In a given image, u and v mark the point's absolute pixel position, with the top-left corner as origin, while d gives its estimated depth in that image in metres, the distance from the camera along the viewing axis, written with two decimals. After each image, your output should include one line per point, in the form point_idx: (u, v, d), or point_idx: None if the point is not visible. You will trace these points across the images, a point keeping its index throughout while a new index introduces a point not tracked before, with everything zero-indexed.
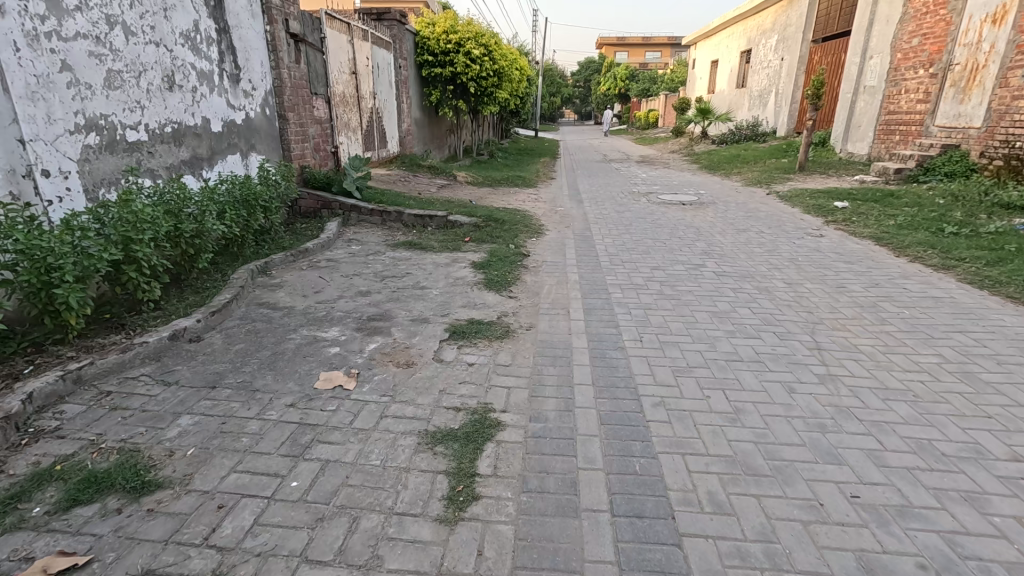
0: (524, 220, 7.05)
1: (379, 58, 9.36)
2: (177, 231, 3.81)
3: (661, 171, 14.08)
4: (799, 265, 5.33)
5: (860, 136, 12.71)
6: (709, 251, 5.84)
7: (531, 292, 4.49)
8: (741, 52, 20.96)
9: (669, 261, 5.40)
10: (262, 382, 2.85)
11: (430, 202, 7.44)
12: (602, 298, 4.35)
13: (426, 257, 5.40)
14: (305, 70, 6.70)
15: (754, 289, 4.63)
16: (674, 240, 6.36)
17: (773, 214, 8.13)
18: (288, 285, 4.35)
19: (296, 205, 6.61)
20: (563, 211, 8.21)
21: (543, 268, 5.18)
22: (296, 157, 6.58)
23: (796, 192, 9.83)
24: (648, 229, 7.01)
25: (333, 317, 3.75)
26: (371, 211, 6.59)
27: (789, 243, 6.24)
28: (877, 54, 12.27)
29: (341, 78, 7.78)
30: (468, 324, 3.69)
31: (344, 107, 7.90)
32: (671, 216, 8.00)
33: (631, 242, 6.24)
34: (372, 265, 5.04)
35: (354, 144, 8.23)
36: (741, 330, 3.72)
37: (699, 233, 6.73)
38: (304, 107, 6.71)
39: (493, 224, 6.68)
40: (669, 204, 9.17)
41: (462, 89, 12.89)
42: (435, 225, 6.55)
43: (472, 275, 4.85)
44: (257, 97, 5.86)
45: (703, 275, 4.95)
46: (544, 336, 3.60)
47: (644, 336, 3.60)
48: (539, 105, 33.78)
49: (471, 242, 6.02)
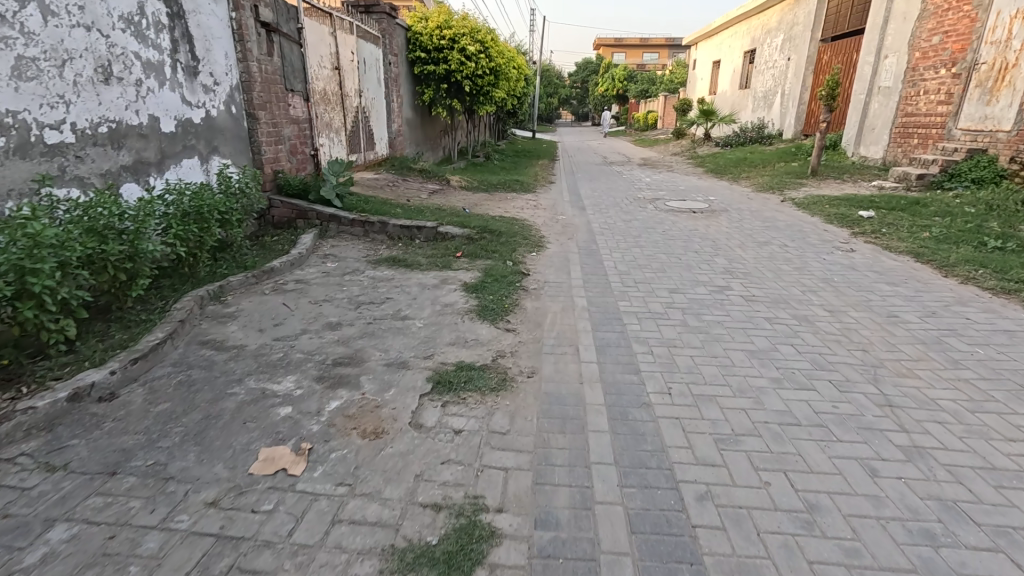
0: (523, 231, 6.38)
1: (367, 53, 8.67)
2: (100, 254, 3.11)
3: (665, 175, 13.41)
4: (836, 288, 4.68)
5: (875, 139, 12.11)
6: (732, 270, 5.18)
7: (532, 323, 3.82)
8: (745, 51, 20.37)
9: (689, 282, 4.74)
10: (182, 464, 2.16)
11: (419, 211, 6.75)
12: (616, 332, 3.68)
13: (411, 277, 4.71)
14: (279, 64, 6.00)
15: (791, 318, 3.97)
16: (690, 256, 5.70)
17: (792, 223, 7.48)
18: (242, 316, 3.65)
19: (268, 215, 5.91)
20: (565, 220, 7.53)
21: (546, 291, 4.51)
22: (268, 161, 5.87)
23: (814, 199, 9.18)
24: (659, 241, 6.35)
25: (290, 361, 3.06)
26: (351, 221, 5.91)
27: (818, 259, 5.59)
28: (892, 53, 11.66)
29: (322, 73, 7.08)
30: (456, 371, 3.01)
31: (325, 106, 7.19)
32: (682, 226, 7.35)
33: (642, 257, 5.58)
34: (347, 288, 4.35)
35: (336, 146, 7.53)
36: (789, 378, 3.05)
37: (717, 247, 6.08)
38: (278, 105, 6.01)
39: (488, 236, 6.01)
40: (678, 211, 8.53)
41: (457, 88, 12.21)
42: (424, 237, 5.88)
43: (464, 301, 4.17)
44: (220, 93, 5.15)
45: (730, 301, 4.29)
46: (550, 388, 2.92)
47: (673, 387, 2.93)
48: (536, 106, 33.21)
49: (464, 259, 5.34)
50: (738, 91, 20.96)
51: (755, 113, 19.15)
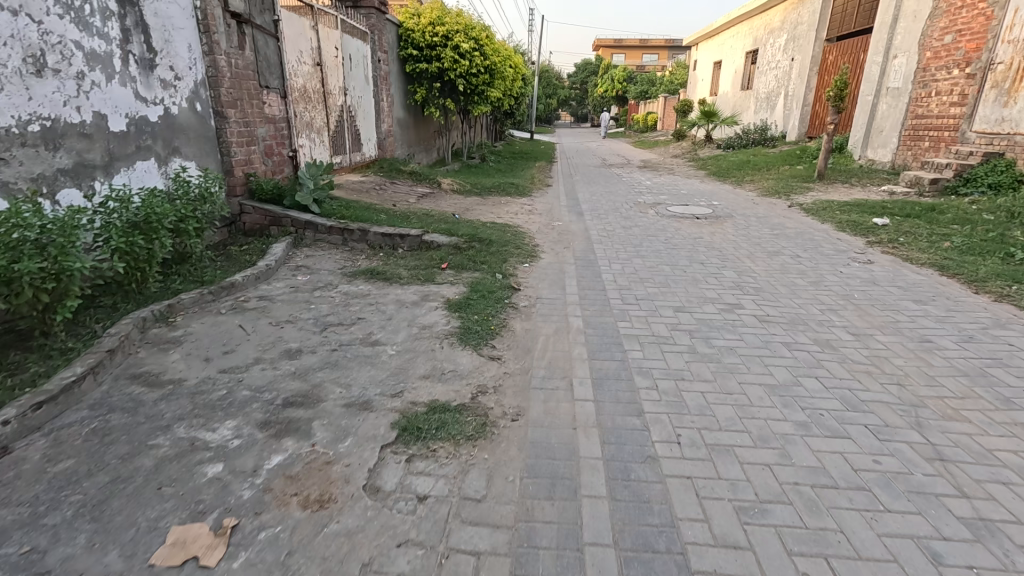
0: (515, 239, 5.94)
1: (353, 49, 8.21)
2: (12, 274, 2.66)
3: (666, 178, 12.97)
4: (858, 307, 4.23)
5: (884, 142, 11.70)
6: (742, 285, 4.73)
7: (520, 350, 3.36)
8: (747, 51, 19.96)
9: (696, 300, 4.29)
10: (66, 550, 1.71)
11: (404, 217, 6.30)
12: (616, 361, 3.23)
13: (389, 293, 4.25)
14: (252, 59, 5.56)
15: (813, 344, 3.52)
16: (696, 268, 5.25)
17: (802, 231, 7.04)
18: (188, 342, 3.19)
19: (238, 221, 5.46)
20: (561, 227, 7.08)
21: (537, 309, 4.07)
22: (239, 164, 5.42)
23: (822, 204, 8.75)
24: (662, 251, 5.90)
25: (233, 401, 2.60)
26: (329, 229, 5.46)
27: (834, 272, 5.15)
28: (902, 53, 11.25)
29: (302, 69, 6.63)
30: (428, 415, 2.56)
31: (305, 104, 6.74)
32: (686, 233, 6.90)
33: (643, 270, 5.13)
34: (316, 306, 3.91)
35: (317, 147, 7.08)
36: (818, 422, 2.60)
37: (725, 258, 5.63)
38: (250, 102, 5.56)
39: (477, 244, 5.54)
40: (681, 217, 8.10)
41: (451, 87, 11.77)
42: (407, 246, 5.43)
43: (446, 322, 3.72)
44: (183, 88, 4.70)
45: (742, 323, 3.84)
46: (537, 436, 2.47)
47: (682, 435, 2.48)
48: (535, 108, 32.82)
49: (449, 271, 4.88)
50: (740, 93, 20.55)
51: (757, 115, 18.73)
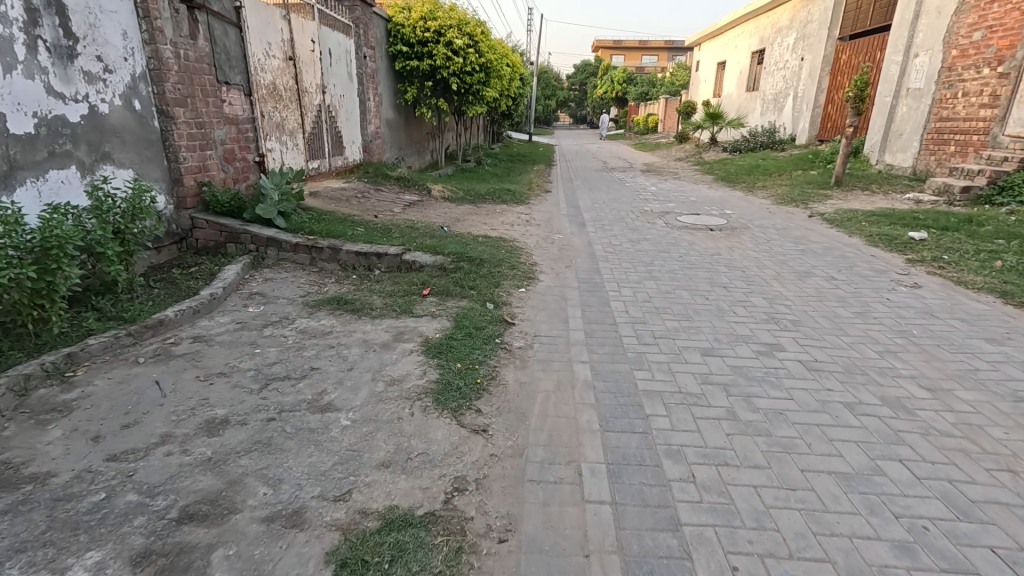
0: (509, 257, 5.23)
1: (333, 43, 7.48)
2: None
3: (673, 183, 12.26)
4: (922, 348, 3.51)
5: (904, 146, 11.03)
6: (777, 317, 4.01)
7: (512, 417, 2.63)
8: (753, 51, 19.30)
9: (725, 340, 3.57)
10: None
11: (385, 231, 5.58)
12: (636, 435, 2.50)
13: (357, 331, 3.52)
14: (208, 51, 4.83)
15: (882, 405, 2.80)
16: (719, 294, 4.54)
17: (830, 246, 6.34)
18: (81, 409, 2.46)
19: (190, 238, 4.74)
20: (562, 241, 6.37)
21: (535, 353, 3.33)
22: (191, 171, 4.69)
23: (846, 214, 8.05)
24: (677, 271, 5.19)
25: (108, 514, 1.86)
26: (294, 247, 4.73)
27: (880, 299, 4.44)
28: (925, 51, 10.58)
29: (271, 64, 5.90)
30: (379, 537, 1.81)
31: (275, 104, 6.00)
32: (702, 248, 6.19)
33: (658, 297, 4.42)
34: (263, 350, 3.17)
35: (289, 151, 6.34)
36: (925, 543, 1.87)
37: (751, 281, 4.91)
38: (205, 99, 4.82)
39: (465, 264, 4.82)
40: (693, 228, 7.40)
41: (444, 86, 11.07)
42: (385, 267, 4.70)
43: (421, 372, 2.99)
44: (115, 83, 3.96)
45: (787, 374, 3.12)
46: (534, 572, 1.73)
47: (739, 570, 1.75)
48: (533, 109, 32.15)
49: (431, 299, 4.16)
50: (745, 94, 19.88)
51: (764, 117, 18.05)
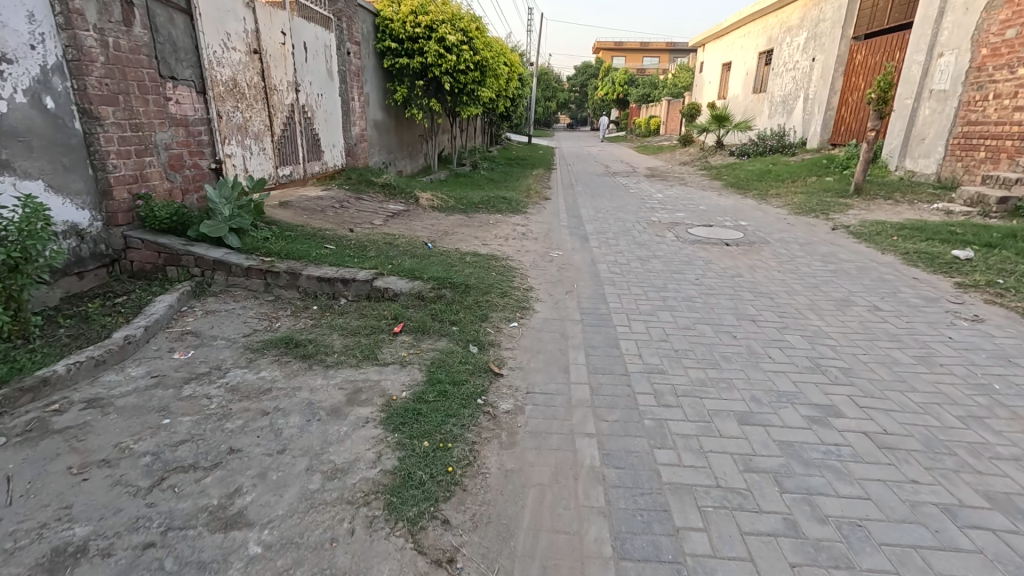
0: (500, 281, 4.52)
1: (309, 37, 6.76)
2: None
3: (679, 190, 11.56)
4: (1015, 412, 2.79)
5: (926, 151, 10.36)
6: (824, 365, 3.29)
7: (493, 535, 1.91)
8: (761, 52, 18.62)
9: (765, 401, 2.84)
10: None
11: (358, 250, 4.87)
12: (664, 569, 1.78)
13: (303, 388, 2.80)
14: (147, 40, 4.11)
15: (991, 508, 2.08)
16: (748, 331, 3.81)
17: (863, 266, 5.63)
18: None
19: (124, 260, 4.03)
20: (561, 259, 5.65)
21: (527, 421, 2.62)
22: (122, 181, 3.95)
23: (873, 226, 7.35)
24: (696, 298, 4.48)
25: None
26: (246, 271, 4.02)
27: (940, 338, 3.73)
28: (950, 50, 9.89)
29: (231, 57, 5.18)
30: None
31: (236, 103, 5.28)
32: (720, 268, 5.46)
33: (677, 336, 3.69)
34: (174, 421, 2.44)
35: (253, 156, 5.62)
36: None
37: (783, 313, 4.19)
38: (142, 96, 4.09)
39: (446, 290, 4.11)
40: (707, 242, 6.69)
41: (436, 86, 10.36)
42: (352, 295, 3.99)
43: (375, 456, 2.26)
44: (16, 75, 3.25)
45: (854, 456, 2.39)
46: None
47: None
48: (533, 110, 31.44)
49: (402, 339, 3.45)
50: (752, 96, 19.19)
51: (772, 119, 17.36)
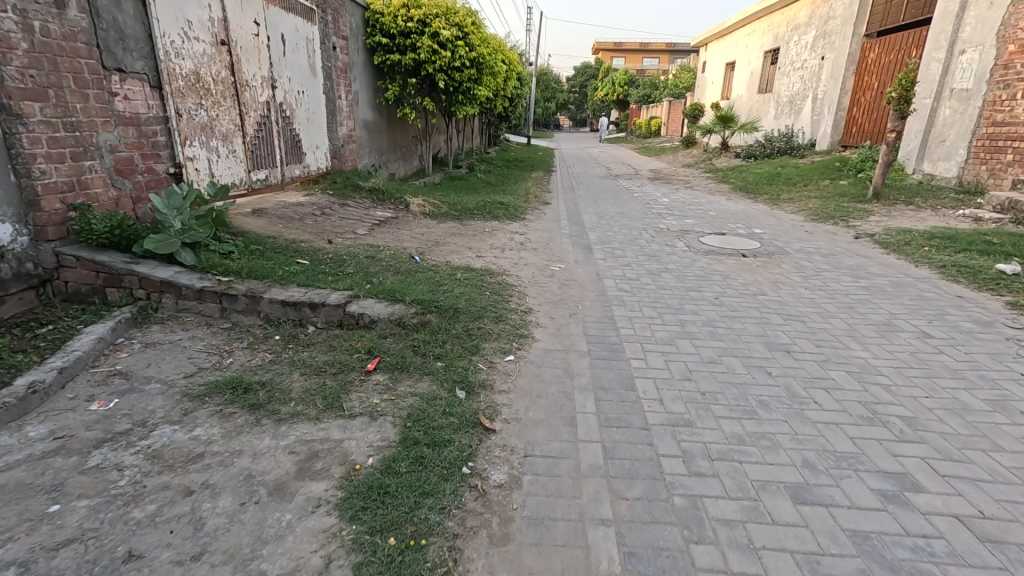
0: (494, 303, 3.96)
1: (288, 28, 6.19)
2: None
3: (686, 193, 11.04)
4: None
5: (947, 153, 9.84)
6: (882, 414, 2.73)
7: None
8: (767, 51, 18.09)
9: (822, 469, 2.28)
10: None
11: (335, 266, 4.32)
12: None
13: (243, 454, 2.23)
14: (85, 26, 3.54)
15: None
16: (784, 367, 3.25)
17: (898, 281, 5.09)
18: None
19: (56, 280, 3.46)
20: (563, 273, 5.10)
21: (525, 502, 2.05)
22: (53, 189, 3.38)
23: (900, 235, 6.81)
24: (718, 323, 3.92)
25: None
26: (198, 293, 3.46)
27: (1010, 375, 3.17)
28: (973, 47, 9.36)
29: (193, 47, 4.61)
30: None
31: (199, 99, 4.72)
32: (740, 284, 4.91)
33: (701, 373, 3.13)
34: (65, 508, 1.87)
35: (220, 159, 5.06)
36: None
37: (821, 342, 3.63)
38: (79, 90, 3.51)
39: (431, 315, 3.54)
40: (723, 253, 6.14)
41: (429, 84, 9.80)
42: (321, 322, 3.44)
43: (322, 566, 1.69)
44: None
45: (953, 556, 1.82)
46: None
47: None
48: (532, 110, 30.87)
49: (376, 379, 2.89)
50: (757, 97, 18.68)
51: (779, 120, 16.85)
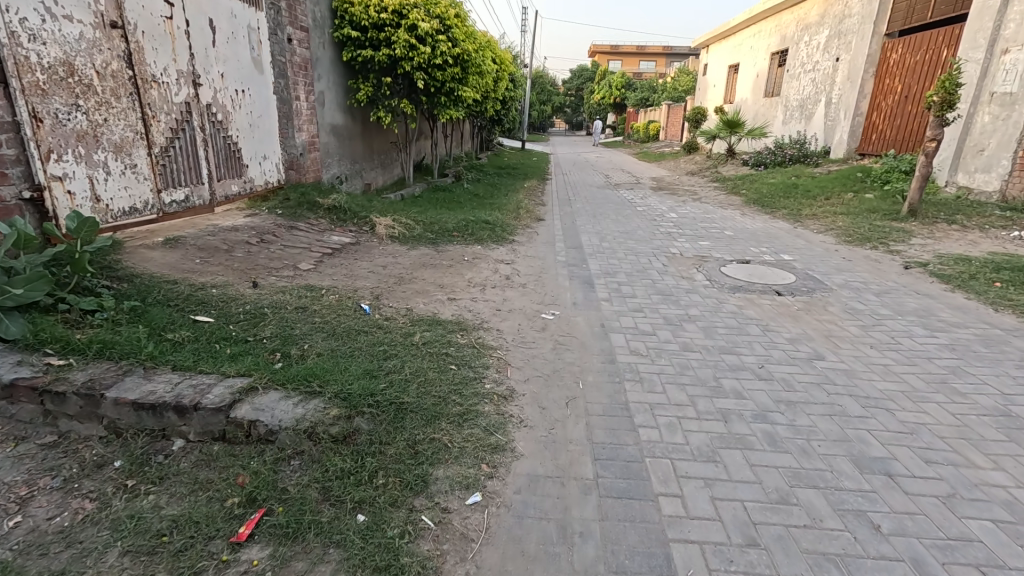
0: (459, 388, 2.80)
1: (219, 13, 5.04)
2: None
3: (696, 207, 9.94)
4: None
5: (986, 164, 8.79)
6: None
7: None
8: (773, 52, 17.08)
9: None
10: None
11: (247, 326, 3.15)
12: None
13: None
14: None
15: None
16: (899, 513, 2.11)
17: (987, 336, 3.97)
18: None
19: None
20: (559, 324, 3.97)
21: None
22: None
23: (959, 265, 5.72)
24: (776, 418, 2.77)
25: None
26: (8, 390, 2.30)
27: None
28: (1017, 45, 8.30)
29: (63, 27, 3.44)
30: None
31: (74, 98, 3.55)
32: (787, 342, 3.78)
33: (775, 534, 1.99)
34: None
35: (109, 177, 3.89)
36: None
37: (932, 455, 2.50)
38: None
39: (362, 420, 2.39)
40: (754, 289, 5.01)
41: (407, 83, 8.65)
42: (193, 434, 2.28)
43: None
44: None
45: None
46: None
47: None
48: (528, 113, 29.75)
49: (243, 567, 1.73)
50: (763, 100, 17.65)
51: (788, 126, 15.82)
